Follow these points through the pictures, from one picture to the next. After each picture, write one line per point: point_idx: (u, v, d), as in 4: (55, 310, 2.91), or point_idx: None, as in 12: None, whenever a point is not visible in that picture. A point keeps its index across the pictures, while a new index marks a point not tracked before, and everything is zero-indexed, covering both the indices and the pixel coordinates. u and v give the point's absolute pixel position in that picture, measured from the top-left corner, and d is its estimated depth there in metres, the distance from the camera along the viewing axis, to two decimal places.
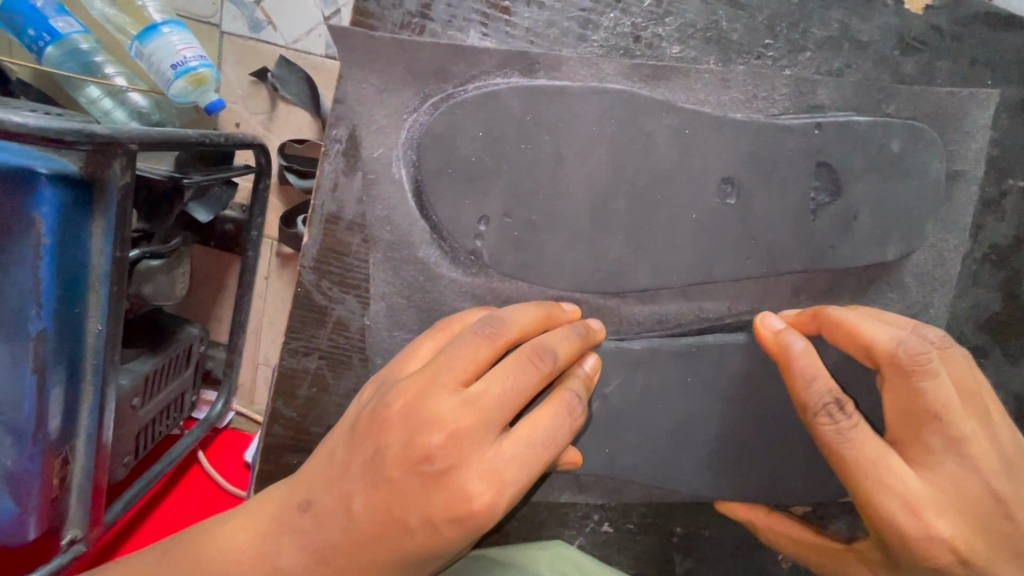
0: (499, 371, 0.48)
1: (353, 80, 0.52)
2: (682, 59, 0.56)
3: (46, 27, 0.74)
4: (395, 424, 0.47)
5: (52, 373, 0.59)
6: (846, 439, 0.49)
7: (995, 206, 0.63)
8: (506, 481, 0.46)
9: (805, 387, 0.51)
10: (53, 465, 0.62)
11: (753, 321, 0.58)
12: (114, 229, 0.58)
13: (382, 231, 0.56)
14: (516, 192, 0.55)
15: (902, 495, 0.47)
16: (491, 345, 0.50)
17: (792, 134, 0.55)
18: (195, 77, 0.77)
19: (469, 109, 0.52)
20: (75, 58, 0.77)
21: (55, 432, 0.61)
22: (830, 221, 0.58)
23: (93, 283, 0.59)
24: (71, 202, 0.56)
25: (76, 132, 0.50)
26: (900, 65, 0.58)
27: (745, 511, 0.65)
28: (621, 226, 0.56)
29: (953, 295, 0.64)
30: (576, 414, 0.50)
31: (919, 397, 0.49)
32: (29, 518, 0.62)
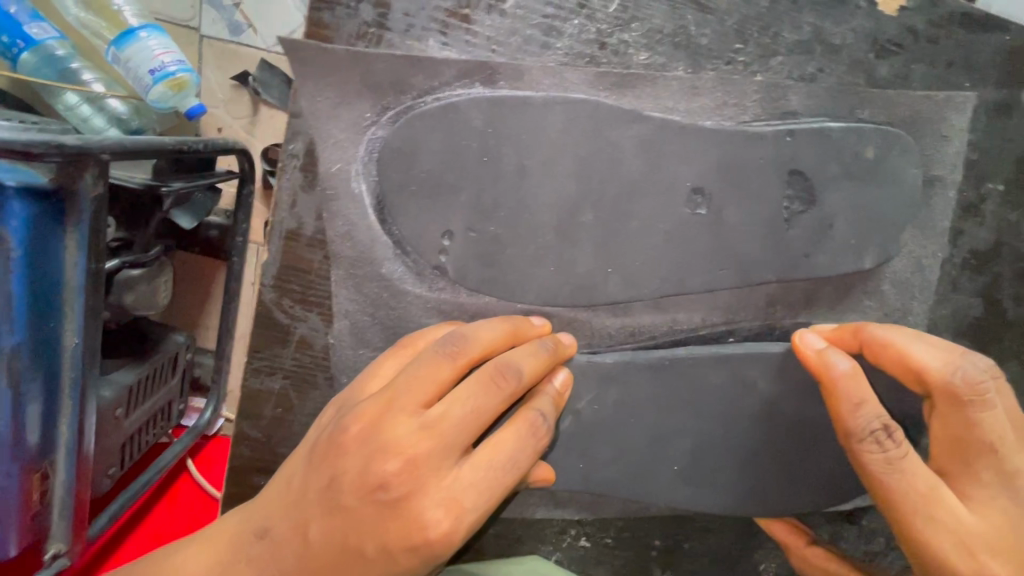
0: (463, 392, 0.47)
1: (307, 94, 0.50)
2: (650, 65, 0.54)
3: (21, 34, 0.72)
4: (352, 450, 0.45)
5: (29, 387, 0.58)
6: (894, 469, 0.49)
7: (974, 211, 0.61)
8: (466, 507, 0.45)
9: (850, 411, 0.51)
10: (32, 481, 0.60)
11: (792, 336, 0.57)
12: (87, 239, 0.56)
13: (344, 247, 0.55)
14: (479, 206, 0.53)
15: (954, 530, 0.48)
16: (454, 364, 0.48)
17: (764, 142, 0.54)
18: (175, 82, 0.73)
19: (428, 122, 0.51)
20: (52, 65, 0.75)
21: (33, 447, 0.59)
22: (806, 230, 0.56)
23: (68, 295, 0.57)
24: (42, 214, 0.54)
25: (43, 144, 0.49)
26: (874, 69, 0.56)
27: (779, 529, 0.67)
28: (589, 238, 0.55)
29: (932, 302, 0.63)
30: (541, 435, 0.49)
31: (975, 428, 0.50)
32: (9, 536, 0.61)
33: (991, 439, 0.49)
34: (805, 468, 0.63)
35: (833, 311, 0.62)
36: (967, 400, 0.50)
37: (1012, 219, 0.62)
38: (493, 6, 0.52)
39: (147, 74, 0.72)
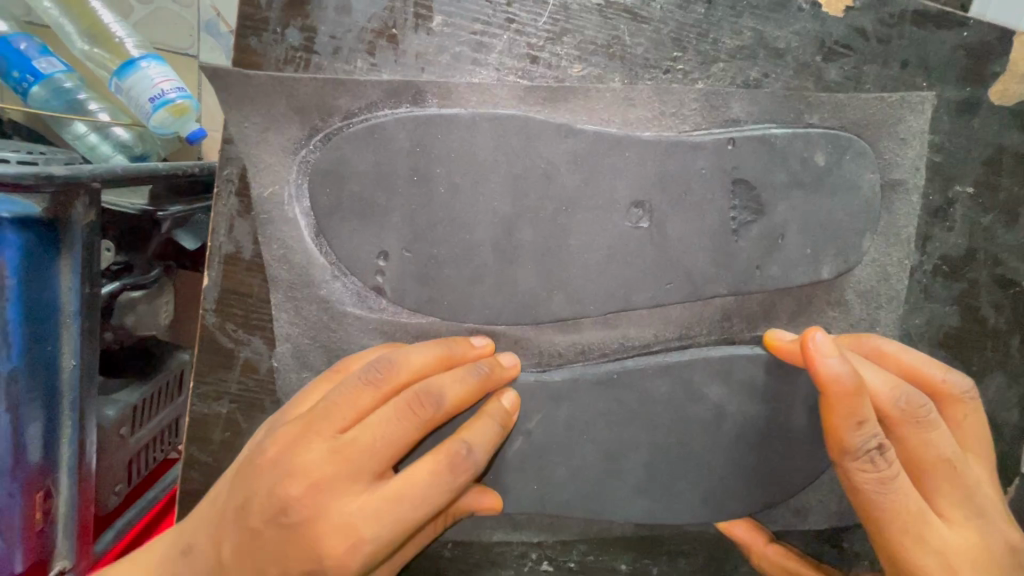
0: (374, 421, 0.46)
1: (235, 120, 0.50)
2: (585, 78, 0.53)
3: (30, 69, 0.77)
4: (261, 471, 0.45)
5: (27, 411, 0.58)
6: (885, 487, 0.45)
7: (943, 215, 0.58)
8: (366, 536, 0.43)
9: (846, 428, 0.45)
10: (35, 499, 0.61)
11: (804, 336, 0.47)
12: (82, 266, 0.57)
13: (281, 270, 0.55)
14: (414, 225, 0.52)
15: (935, 548, 0.46)
16: (374, 390, 0.47)
17: (704, 152, 0.52)
18: (175, 109, 0.75)
19: (356, 142, 0.50)
20: (60, 97, 0.78)
21: (35, 465, 0.60)
22: (757, 241, 0.54)
23: (64, 319, 0.58)
24: (37, 244, 0.54)
25: (33, 175, 0.50)
26: (823, 72, 0.54)
27: (741, 532, 0.63)
28: (529, 255, 0.54)
29: (902, 311, 0.59)
30: (460, 469, 0.46)
31: (928, 448, 0.47)
32: (15, 550, 0.62)
33: (948, 458, 0.47)
34: (766, 481, 0.60)
35: (793, 324, 0.59)
36: (911, 425, 0.47)
37: (985, 223, 0.59)
38: (420, 25, 0.51)
39: (147, 103, 0.74)
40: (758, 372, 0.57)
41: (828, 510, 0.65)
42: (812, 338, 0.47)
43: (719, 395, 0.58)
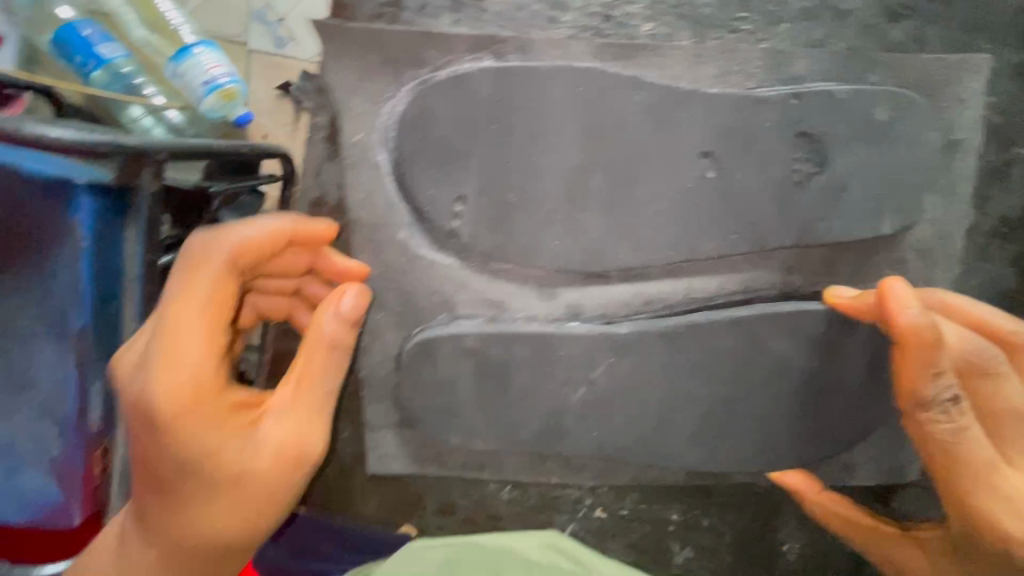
0: (176, 287, 0.43)
1: (332, 69, 0.56)
2: (655, 36, 0.56)
3: (91, 51, 0.59)
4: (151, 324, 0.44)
5: (93, 368, 0.50)
6: (959, 438, 0.45)
7: (1001, 175, 0.60)
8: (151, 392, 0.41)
9: (921, 378, 0.45)
10: (94, 455, 0.51)
11: (884, 284, 0.47)
12: (143, 231, 0.48)
13: (364, 213, 0.58)
14: (490, 171, 0.56)
15: (1010, 499, 0.45)
16: (193, 258, 0.44)
17: (769, 106, 0.54)
18: (234, 107, 0.66)
19: (440, 90, 0.54)
20: (118, 79, 0.60)
21: (95, 425, 0.51)
22: (819, 193, 0.56)
23: (126, 283, 0.50)
24: (106, 210, 0.48)
25: (109, 142, 0.42)
26: (886, 33, 0.56)
27: (791, 479, 0.63)
28: (599, 202, 0.57)
29: (958, 271, 0.61)
30: (204, 299, 0.42)
31: (1000, 398, 0.47)
32: (74, 507, 0.51)
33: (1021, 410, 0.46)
34: (821, 434, 0.62)
35: (853, 281, 0.60)
36: (979, 376, 0.47)
37: None
38: None
39: (200, 88, 0.59)
40: (820, 323, 0.58)
41: (879, 469, 0.66)
42: (892, 288, 0.47)
43: (783, 348, 0.59)
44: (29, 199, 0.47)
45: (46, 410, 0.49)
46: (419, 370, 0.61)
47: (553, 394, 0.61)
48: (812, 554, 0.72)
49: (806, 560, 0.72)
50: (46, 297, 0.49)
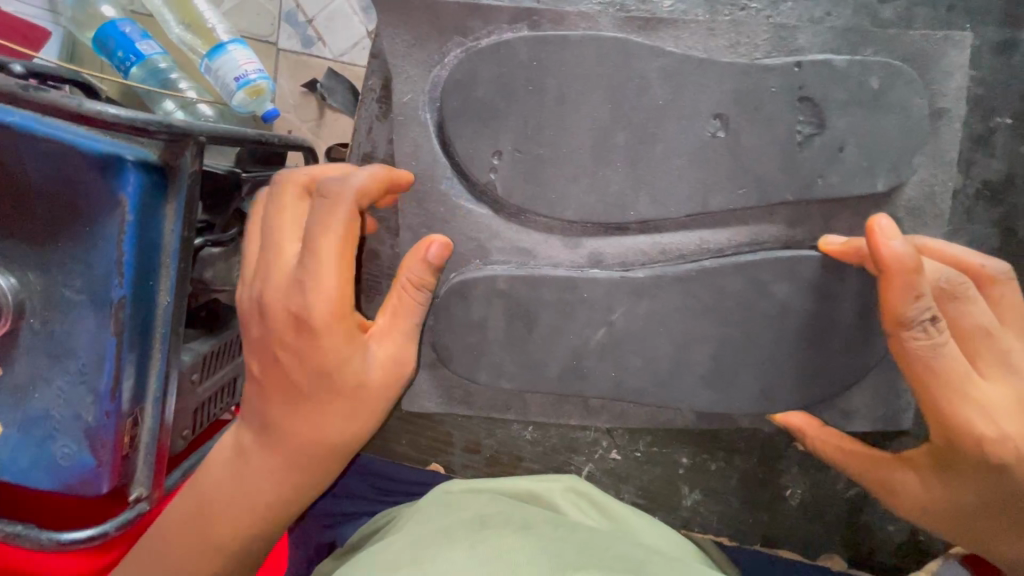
0: (274, 224, 0.55)
1: (386, 38, 0.63)
2: (672, 12, 0.64)
3: (134, 51, 0.93)
4: (285, 253, 0.55)
5: (129, 338, 0.65)
6: (937, 353, 0.52)
7: (984, 142, 0.66)
8: (308, 305, 0.53)
9: (904, 301, 0.52)
10: (125, 425, 0.67)
11: (869, 225, 0.54)
12: (184, 211, 0.65)
13: (410, 166, 0.65)
14: (525, 129, 0.63)
15: (976, 401, 0.53)
16: (331, 203, 0.53)
17: (775, 73, 0.61)
18: (253, 89, 0.96)
19: (482, 55, 0.61)
20: (156, 76, 0.96)
21: (125, 403, 0.67)
22: (819, 152, 0.63)
23: (165, 258, 0.66)
24: (151, 186, 0.62)
25: (157, 123, 0.58)
26: (878, 13, 0.64)
27: (796, 419, 0.69)
28: (621, 158, 0.63)
29: (946, 229, 0.67)
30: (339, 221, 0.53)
31: (967, 318, 0.54)
32: (104, 472, 0.67)
33: (987, 326, 0.54)
34: (819, 375, 0.68)
35: (850, 235, 0.66)
36: (950, 299, 0.54)
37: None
38: None
39: (233, 81, 0.94)
40: (816, 270, 0.65)
41: (875, 415, 0.72)
42: (873, 227, 0.54)
43: (784, 292, 0.65)
44: (85, 169, 0.61)
45: (89, 385, 0.65)
46: (455, 312, 0.67)
47: (576, 335, 0.66)
48: (815, 501, 0.77)
49: (807, 507, 0.77)
50: (96, 264, 0.64)
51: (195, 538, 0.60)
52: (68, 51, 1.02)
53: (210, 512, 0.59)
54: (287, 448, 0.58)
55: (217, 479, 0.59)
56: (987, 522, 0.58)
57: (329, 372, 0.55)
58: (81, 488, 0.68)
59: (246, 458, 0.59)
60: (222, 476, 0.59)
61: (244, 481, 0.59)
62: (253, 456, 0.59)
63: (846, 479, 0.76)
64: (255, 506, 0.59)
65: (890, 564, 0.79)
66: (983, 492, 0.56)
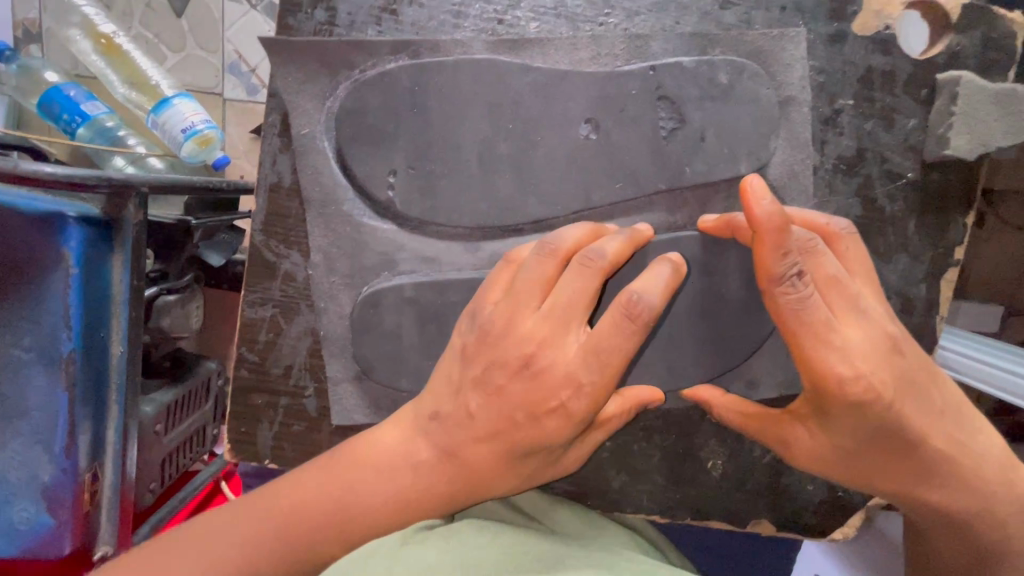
0: (560, 284, 0.60)
1: (280, 77, 0.69)
2: (539, 33, 0.70)
3: (79, 112, 1.03)
4: (535, 324, 0.60)
5: (81, 396, 0.80)
6: (803, 304, 0.57)
7: (833, 123, 0.73)
8: (567, 370, 0.59)
9: (775, 258, 0.58)
10: (83, 480, 0.82)
11: (744, 189, 0.60)
12: (129, 258, 0.78)
13: (314, 191, 0.70)
14: (415, 148, 0.69)
15: (839, 349, 0.57)
16: (555, 259, 0.61)
17: (633, 78, 0.68)
18: (202, 137, 1.02)
19: (369, 87, 0.68)
20: (103, 135, 1.06)
21: (83, 460, 0.82)
22: (682, 143, 0.69)
23: (115, 307, 0.80)
24: (95, 238, 0.76)
25: (97, 177, 0.70)
26: (721, 18, 0.71)
27: (705, 392, 0.71)
28: (506, 166, 0.69)
29: (814, 203, 0.74)
30: (635, 301, 0.59)
31: (822, 270, 0.60)
32: (65, 530, 0.83)
33: (837, 276, 0.60)
34: (713, 349, 0.73)
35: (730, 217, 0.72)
36: (804, 255, 0.60)
37: (868, 128, 0.73)
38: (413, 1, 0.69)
39: (181, 133, 1.00)
40: (698, 250, 0.71)
41: (778, 380, 0.76)
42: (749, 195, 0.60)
43: None
44: (33, 232, 0.76)
45: (46, 445, 0.80)
46: (370, 322, 0.72)
47: None
48: (735, 470, 0.81)
49: (731, 476, 0.81)
50: (44, 318, 0.78)
51: (330, 528, 0.63)
52: (15, 116, 1.14)
53: (366, 495, 0.64)
54: (466, 471, 0.64)
55: (376, 477, 0.65)
56: (872, 462, 0.62)
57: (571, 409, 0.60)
58: (43, 548, 0.83)
59: (447, 463, 0.65)
60: (388, 486, 0.65)
61: (407, 486, 0.65)
62: (408, 469, 0.65)
63: (762, 446, 0.80)
64: (389, 505, 0.65)
65: (815, 523, 0.82)
66: (865, 436, 0.60)
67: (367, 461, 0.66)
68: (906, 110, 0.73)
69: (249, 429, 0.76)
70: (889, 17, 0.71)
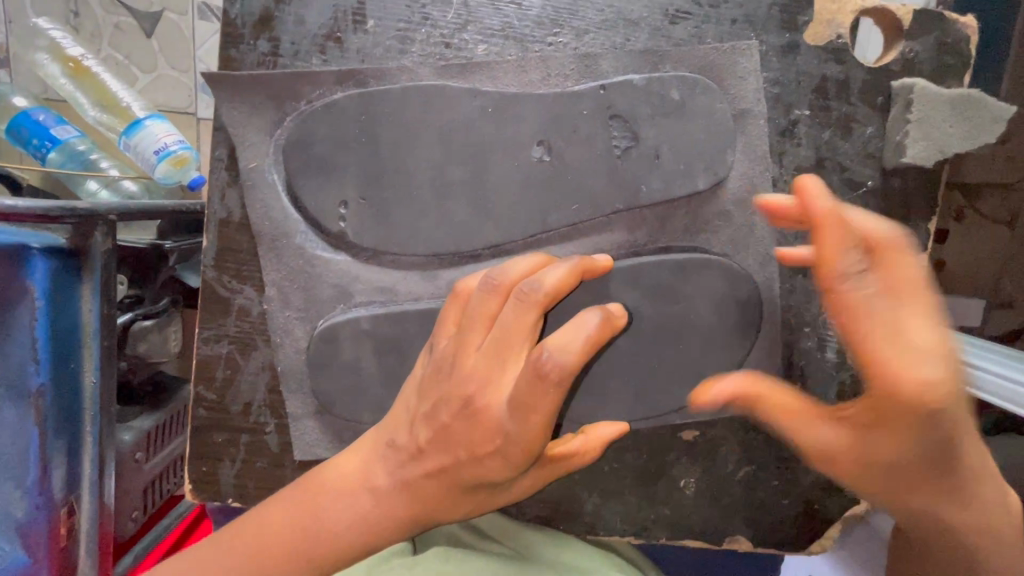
0: (502, 319, 0.60)
1: (225, 111, 0.67)
2: (487, 55, 0.69)
3: (49, 136, 1.01)
4: (473, 362, 0.60)
5: (53, 429, 0.77)
6: (868, 293, 0.48)
7: (790, 134, 0.72)
8: (498, 417, 0.59)
9: (836, 247, 0.51)
10: (59, 514, 0.80)
11: (802, 182, 0.56)
12: (99, 288, 0.76)
13: (264, 226, 0.70)
14: (365, 178, 0.67)
15: (919, 349, 0.45)
16: (498, 293, 0.61)
17: (584, 98, 0.67)
18: (177, 159, 0.99)
19: (316, 117, 0.67)
20: (75, 159, 1.04)
21: (58, 493, 0.79)
22: (637, 162, 0.68)
23: (86, 338, 0.77)
24: (62, 268, 0.74)
25: (61, 208, 0.68)
26: (671, 32, 0.70)
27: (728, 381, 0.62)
28: (459, 192, 0.68)
29: (774, 216, 0.73)
30: (560, 351, 0.56)
31: (906, 267, 0.48)
32: (42, 566, 0.80)
33: (923, 277, 0.49)
34: (678, 370, 0.71)
35: (687, 234, 0.72)
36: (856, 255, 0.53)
37: (827, 137, 0.72)
38: (358, 27, 0.68)
39: (154, 155, 0.97)
40: (658, 270, 0.69)
41: None
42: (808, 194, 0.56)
43: (633, 300, 0.69)
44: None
45: (18, 481, 0.78)
46: (328, 355, 0.71)
47: None
48: (710, 486, 0.80)
49: (705, 493, 0.80)
50: (13, 351, 0.76)
51: (296, 545, 0.65)
52: None
53: (324, 528, 0.65)
54: (421, 500, 0.65)
55: (338, 508, 0.65)
56: (921, 486, 0.53)
57: (506, 455, 0.59)
58: None
59: (399, 494, 0.65)
60: (349, 513, 0.65)
61: (367, 517, 0.65)
62: (366, 499, 0.66)
63: (735, 461, 0.79)
64: (357, 533, 0.65)
65: (794, 536, 0.81)
66: (917, 457, 0.50)
67: (334, 489, 0.66)
68: (863, 119, 0.72)
69: (211, 466, 0.76)
70: (841, 26, 0.71)
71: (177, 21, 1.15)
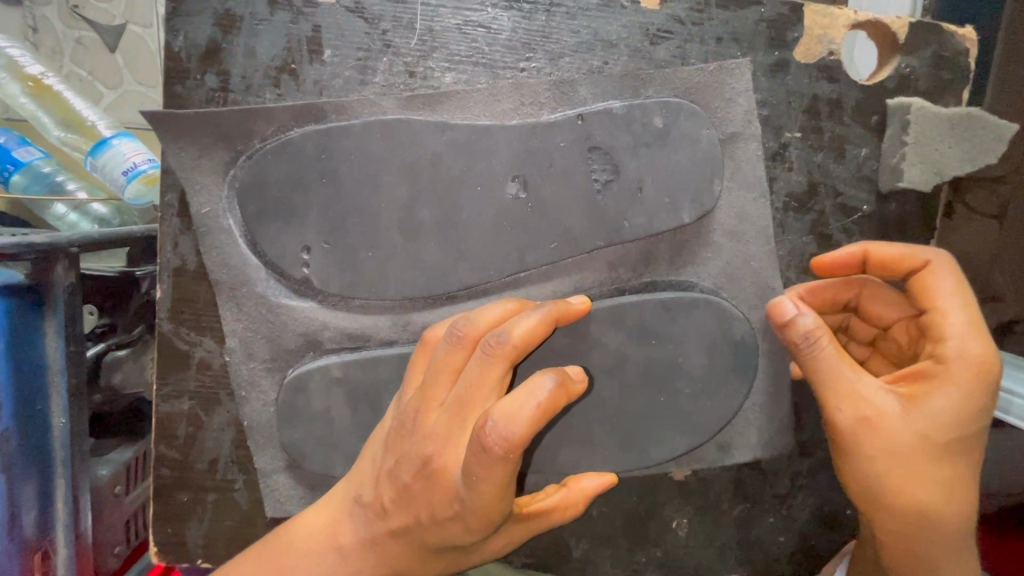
0: (463, 375, 0.56)
1: (173, 153, 0.62)
2: (455, 84, 0.64)
3: (12, 159, 0.92)
4: (433, 417, 0.56)
5: (22, 474, 0.68)
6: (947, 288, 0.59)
7: (781, 158, 0.68)
8: (454, 481, 0.54)
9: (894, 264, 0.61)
10: (33, 560, 0.70)
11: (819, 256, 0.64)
12: (64, 325, 0.68)
13: (223, 274, 0.65)
14: (327, 221, 0.62)
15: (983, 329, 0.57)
16: (463, 344, 0.57)
17: (561, 129, 0.63)
18: (147, 179, 0.87)
19: (271, 156, 0.62)
20: (39, 180, 0.94)
21: (31, 535, 0.70)
22: (619, 196, 0.63)
23: (51, 377, 0.68)
24: (22, 307, 0.65)
25: (16, 245, 0.60)
26: (652, 54, 0.65)
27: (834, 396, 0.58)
28: (430, 233, 0.63)
29: (770, 246, 0.68)
30: (509, 421, 0.50)
31: None
32: None
33: None
34: (666, 412, 0.67)
35: (672, 266, 0.68)
36: None
37: (818, 161, 0.68)
38: (314, 58, 0.63)
39: (122, 175, 0.85)
40: (644, 309, 0.65)
41: (739, 434, 0.72)
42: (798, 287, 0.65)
43: (615, 340, 0.65)
44: None
45: None
46: (296, 409, 0.67)
47: None
48: (704, 527, 0.76)
49: (698, 535, 0.76)
50: None
51: None
52: None
53: None
54: (390, 561, 0.61)
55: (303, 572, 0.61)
56: (932, 452, 0.56)
57: (462, 518, 0.55)
58: None
59: (367, 554, 0.61)
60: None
61: None
62: (332, 560, 0.61)
63: (728, 500, 0.76)
64: None
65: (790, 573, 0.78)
66: (953, 414, 0.56)
67: (298, 550, 0.62)
68: (856, 139, 0.68)
69: (176, 528, 0.72)
70: (832, 42, 0.67)
71: (140, 35, 1.09)
